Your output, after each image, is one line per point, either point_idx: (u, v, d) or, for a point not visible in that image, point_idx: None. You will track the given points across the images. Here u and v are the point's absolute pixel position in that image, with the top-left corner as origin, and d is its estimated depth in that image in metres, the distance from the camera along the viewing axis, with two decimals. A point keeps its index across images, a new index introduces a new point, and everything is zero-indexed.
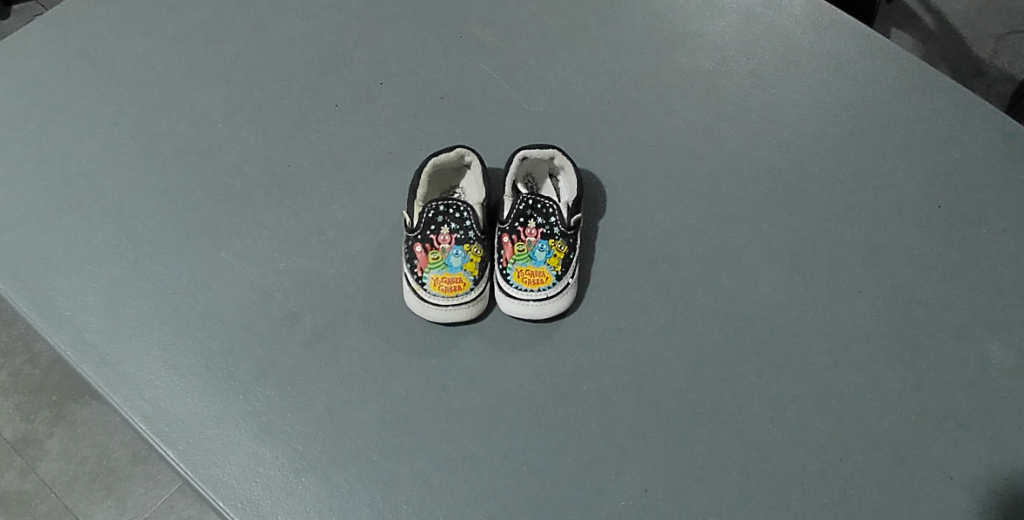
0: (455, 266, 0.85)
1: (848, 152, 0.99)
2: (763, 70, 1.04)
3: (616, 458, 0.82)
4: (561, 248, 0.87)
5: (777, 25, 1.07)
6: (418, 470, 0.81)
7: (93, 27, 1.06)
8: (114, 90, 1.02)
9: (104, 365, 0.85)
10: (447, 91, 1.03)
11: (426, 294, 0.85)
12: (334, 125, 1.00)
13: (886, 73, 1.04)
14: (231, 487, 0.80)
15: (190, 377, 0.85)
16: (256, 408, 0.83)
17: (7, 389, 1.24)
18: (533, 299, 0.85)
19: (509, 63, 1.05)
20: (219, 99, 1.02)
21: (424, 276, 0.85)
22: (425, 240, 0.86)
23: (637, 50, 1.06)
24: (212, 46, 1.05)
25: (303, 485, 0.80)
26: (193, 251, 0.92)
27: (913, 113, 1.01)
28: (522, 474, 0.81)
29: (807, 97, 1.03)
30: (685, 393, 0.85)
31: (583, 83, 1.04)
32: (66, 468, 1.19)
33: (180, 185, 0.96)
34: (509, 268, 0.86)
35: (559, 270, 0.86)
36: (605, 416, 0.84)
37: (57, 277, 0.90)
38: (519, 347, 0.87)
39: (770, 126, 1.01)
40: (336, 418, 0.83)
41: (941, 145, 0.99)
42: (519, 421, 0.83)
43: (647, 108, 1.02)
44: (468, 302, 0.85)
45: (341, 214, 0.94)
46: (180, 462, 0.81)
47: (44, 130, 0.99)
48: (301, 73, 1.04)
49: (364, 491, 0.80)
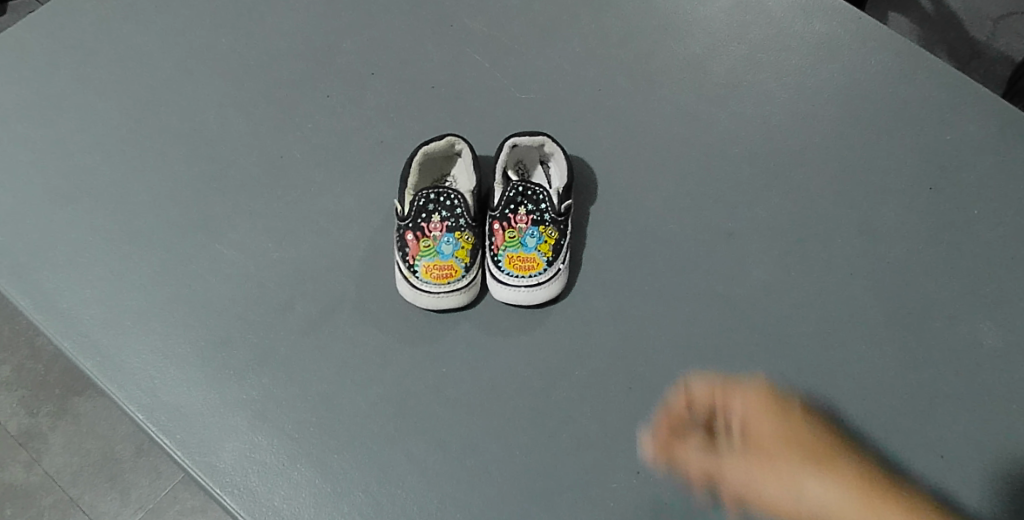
0: (447, 254, 0.86)
1: (840, 135, 0.99)
2: (754, 53, 1.04)
3: (608, 441, 0.83)
4: (552, 234, 0.88)
5: (768, 11, 1.07)
6: (412, 455, 0.82)
7: (87, 23, 1.07)
8: (107, 85, 1.03)
9: (101, 357, 0.86)
10: (440, 80, 1.04)
11: (418, 282, 0.86)
12: (327, 115, 1.01)
13: (878, 55, 1.04)
14: (228, 474, 0.81)
15: (185, 367, 0.86)
16: (250, 396, 0.84)
17: (12, 383, 1.26)
18: (524, 285, 0.86)
19: (501, 52, 1.05)
20: (213, 92, 1.02)
21: (416, 263, 0.86)
22: (416, 229, 0.87)
23: (628, 36, 1.06)
24: (205, 39, 1.06)
25: (299, 471, 0.81)
26: (188, 243, 0.93)
27: (904, 94, 1.01)
28: (515, 459, 0.82)
29: (797, 80, 1.03)
30: (676, 376, 0.86)
31: (574, 70, 1.04)
32: (70, 460, 1.21)
33: (175, 177, 0.97)
34: (501, 255, 0.87)
35: (550, 256, 0.87)
36: (598, 401, 0.85)
37: (55, 269, 0.91)
38: (512, 332, 0.88)
39: (760, 110, 1.01)
40: (332, 404, 0.84)
41: (934, 126, 0.99)
42: (514, 406, 0.84)
43: (638, 94, 1.03)
44: (460, 289, 0.86)
45: (334, 203, 0.95)
46: (177, 450, 0.82)
47: (41, 124, 1.00)
48: (294, 63, 1.04)
49: (358, 477, 0.81)
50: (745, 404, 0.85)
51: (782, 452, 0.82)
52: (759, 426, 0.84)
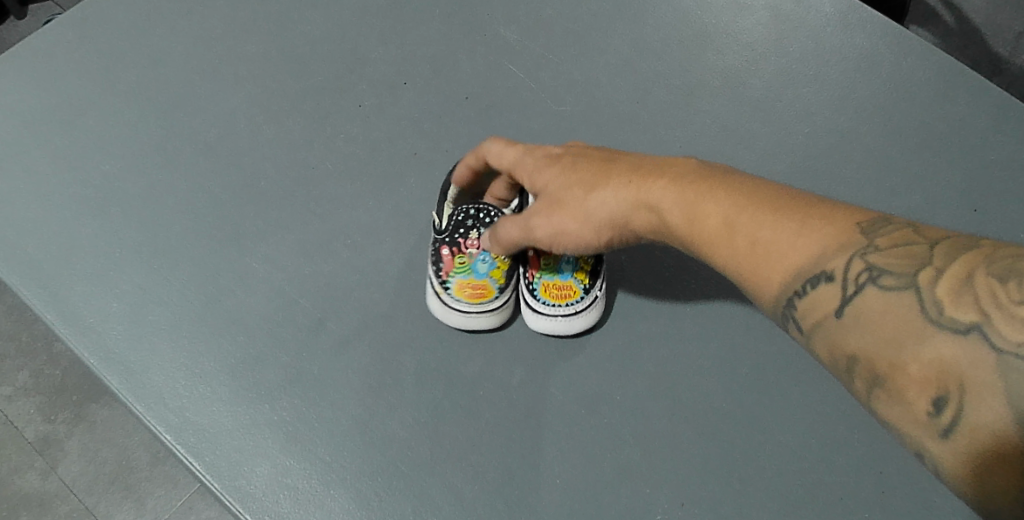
0: (481, 272, 0.84)
1: (885, 153, 0.96)
2: (795, 67, 1.01)
3: (649, 470, 0.81)
4: (590, 260, 0.84)
5: (811, 22, 1.03)
6: (448, 481, 0.80)
7: (110, 22, 1.03)
8: (133, 89, 1.00)
9: (127, 374, 0.84)
10: (473, 90, 1.01)
11: (449, 299, 0.83)
12: (359, 126, 0.98)
13: (924, 69, 1.00)
14: (258, 499, 0.79)
15: (214, 386, 0.83)
16: (281, 418, 0.82)
17: (29, 389, 1.23)
18: (561, 315, 0.83)
19: (536, 62, 1.03)
20: (242, 99, 1.00)
21: (449, 280, 0.84)
22: (452, 243, 0.85)
23: (666, 47, 1.03)
24: (232, 42, 1.03)
25: (332, 497, 0.79)
26: (217, 256, 0.90)
27: (952, 111, 0.98)
28: (554, 486, 0.80)
29: (840, 94, 1.00)
30: (720, 402, 0.83)
31: (610, 82, 1.02)
32: (87, 468, 1.19)
33: (204, 187, 0.94)
34: (536, 282, 0.84)
35: (587, 283, 0.84)
36: (639, 428, 0.82)
37: (81, 281, 0.89)
38: (549, 355, 0.85)
39: (801, 126, 0.99)
40: (365, 427, 0.82)
41: (982, 145, 0.96)
42: (552, 432, 0.82)
43: (676, 107, 1.00)
44: (492, 310, 0.84)
45: (366, 217, 0.93)
46: (206, 473, 0.79)
47: (66, 129, 0.97)
48: (323, 71, 1.02)
49: (392, 503, 0.79)
50: (569, 155, 0.73)
51: (640, 170, 0.67)
52: (572, 176, 0.70)
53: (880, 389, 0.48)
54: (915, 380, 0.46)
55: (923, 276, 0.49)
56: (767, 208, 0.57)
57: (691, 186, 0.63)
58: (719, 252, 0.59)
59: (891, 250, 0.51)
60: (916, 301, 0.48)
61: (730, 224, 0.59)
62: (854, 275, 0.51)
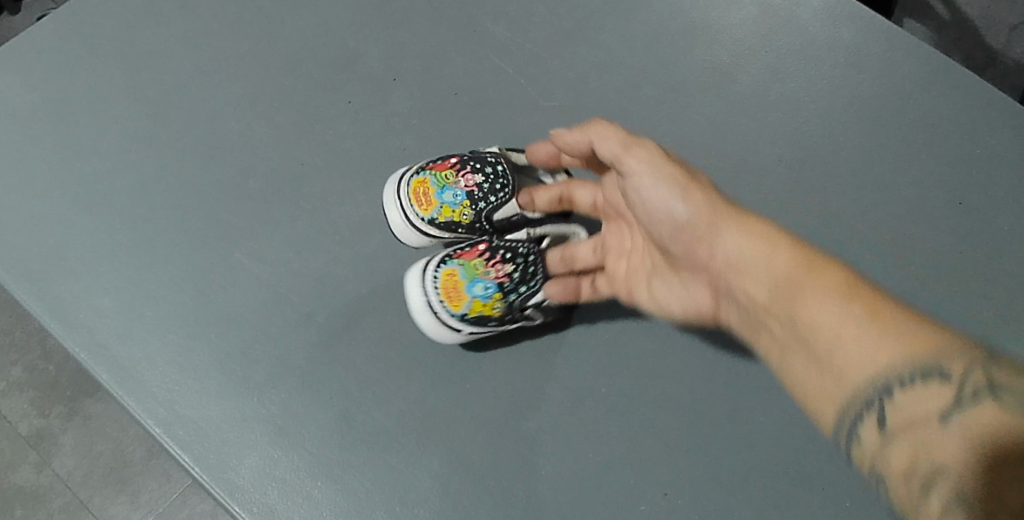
0: (444, 195, 0.87)
1: (868, 149, 0.98)
2: (783, 62, 1.01)
3: (632, 461, 0.82)
4: (496, 306, 0.83)
5: (800, 16, 1.03)
6: (434, 474, 0.81)
7: (94, 13, 1.02)
8: (120, 83, 0.99)
9: (117, 368, 0.85)
10: (462, 86, 1.01)
11: (410, 174, 0.89)
12: (348, 122, 0.99)
13: (913, 65, 1.00)
14: (248, 491, 0.80)
15: (203, 380, 0.84)
16: (269, 412, 0.83)
17: (23, 384, 1.23)
18: (424, 295, 0.83)
19: (526, 58, 1.03)
20: (230, 94, 1.00)
21: (426, 171, 0.89)
22: (462, 162, 0.89)
23: (656, 42, 1.03)
24: (219, 36, 1.02)
25: (320, 489, 0.81)
26: (207, 251, 0.91)
27: (937, 107, 0.98)
28: (538, 478, 0.81)
29: (828, 90, 1.00)
30: (702, 395, 0.85)
31: (600, 78, 1.02)
32: (80, 462, 1.20)
33: (194, 183, 0.95)
34: (451, 263, 0.84)
35: (465, 310, 0.83)
36: (622, 420, 0.84)
37: (72, 277, 0.90)
38: (534, 349, 0.86)
39: (788, 122, 0.99)
40: (353, 421, 0.83)
41: (965, 143, 0.97)
42: (537, 425, 0.83)
43: (665, 104, 1.01)
44: (408, 218, 0.88)
45: (355, 213, 0.93)
46: (195, 465, 0.81)
47: (56, 125, 0.97)
48: (312, 66, 1.01)
49: (379, 496, 0.80)
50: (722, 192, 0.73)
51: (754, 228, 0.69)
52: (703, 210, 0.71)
53: (948, 485, 0.52)
54: (989, 477, 0.51)
55: (1011, 398, 0.54)
56: (870, 302, 0.60)
57: (809, 253, 0.65)
58: (819, 327, 0.61)
59: (1008, 375, 0.55)
60: (1006, 410, 0.53)
61: (839, 297, 0.61)
62: (967, 384, 0.55)
